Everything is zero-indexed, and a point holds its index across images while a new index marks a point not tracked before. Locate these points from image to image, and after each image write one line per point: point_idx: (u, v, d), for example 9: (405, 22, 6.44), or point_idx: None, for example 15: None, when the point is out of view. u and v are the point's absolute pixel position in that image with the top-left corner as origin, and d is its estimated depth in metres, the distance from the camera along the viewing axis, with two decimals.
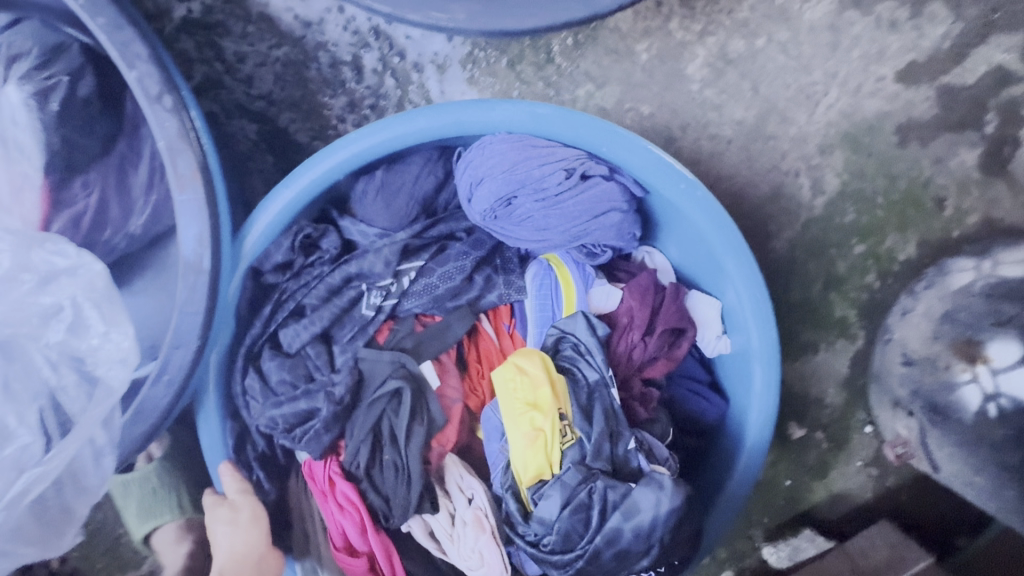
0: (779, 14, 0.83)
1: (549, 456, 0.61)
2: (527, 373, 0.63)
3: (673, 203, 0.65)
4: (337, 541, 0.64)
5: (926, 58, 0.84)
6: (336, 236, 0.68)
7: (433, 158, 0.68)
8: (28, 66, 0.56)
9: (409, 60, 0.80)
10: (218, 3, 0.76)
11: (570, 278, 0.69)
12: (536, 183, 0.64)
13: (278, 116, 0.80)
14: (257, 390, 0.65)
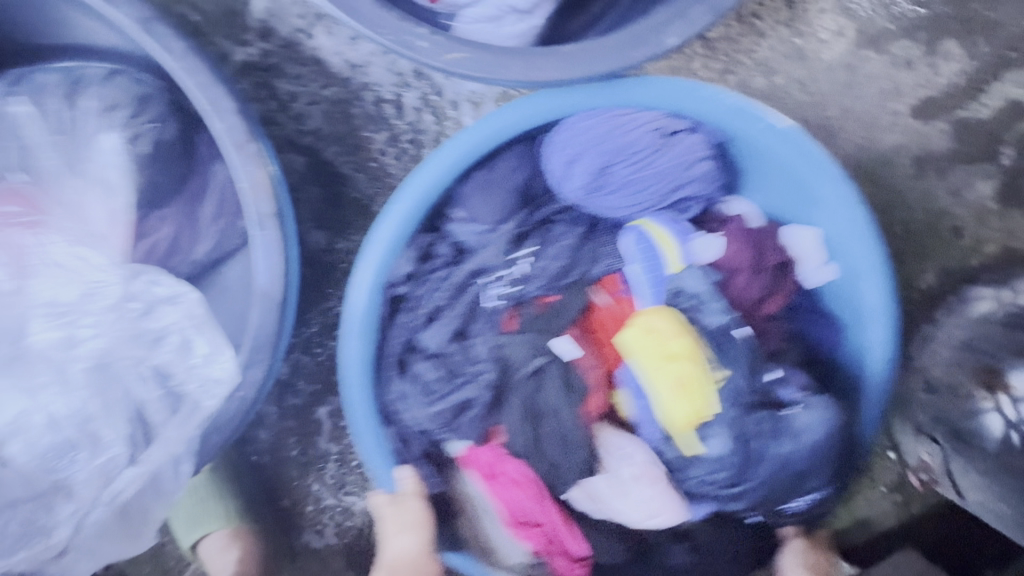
0: (797, 55, 0.87)
1: (703, 399, 0.60)
2: (655, 331, 0.61)
3: (759, 142, 0.62)
4: (507, 520, 0.62)
5: (942, 94, 0.87)
6: (446, 241, 0.65)
7: (522, 155, 0.64)
8: (125, 109, 0.62)
9: (447, 99, 0.85)
10: (275, 48, 0.82)
11: (667, 238, 0.64)
12: (627, 151, 0.62)
13: (323, 150, 0.85)
14: (414, 391, 0.63)
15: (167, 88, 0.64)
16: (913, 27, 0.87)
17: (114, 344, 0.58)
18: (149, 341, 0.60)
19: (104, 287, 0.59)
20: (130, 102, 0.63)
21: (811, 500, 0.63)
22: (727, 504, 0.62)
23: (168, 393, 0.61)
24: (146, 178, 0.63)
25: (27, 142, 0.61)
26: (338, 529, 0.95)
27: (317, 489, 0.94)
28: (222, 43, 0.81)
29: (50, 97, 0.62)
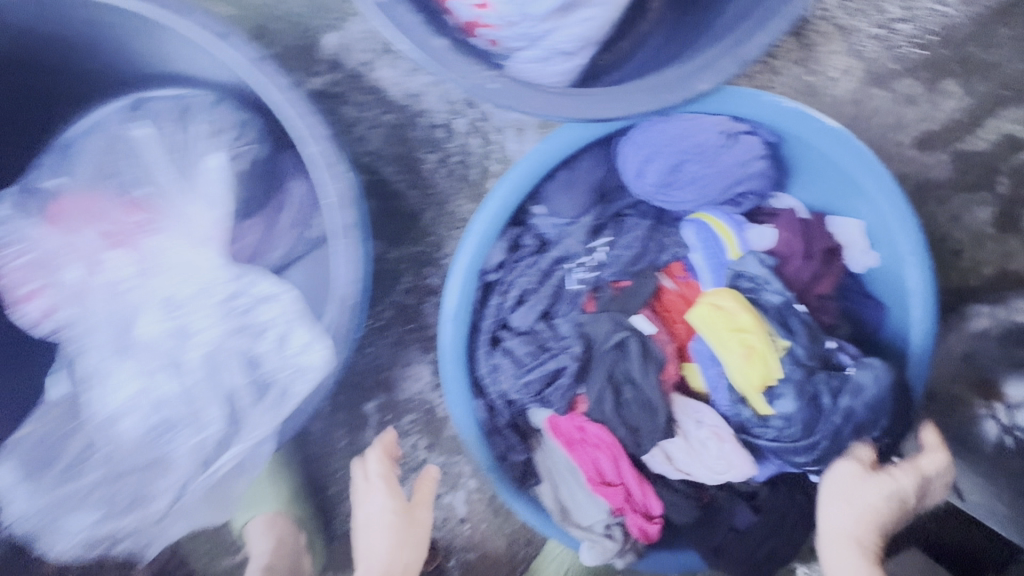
0: (809, 92, 0.97)
1: (768, 364, 0.65)
2: (722, 309, 0.69)
3: (811, 145, 0.73)
4: (593, 479, 0.71)
5: (942, 128, 0.96)
6: (531, 233, 0.75)
7: (599, 156, 0.75)
8: (227, 133, 0.72)
9: (494, 126, 0.95)
10: (341, 79, 0.92)
11: (725, 228, 0.77)
12: (696, 151, 0.71)
13: (381, 170, 0.95)
14: (506, 365, 0.73)
15: (258, 116, 0.73)
16: (915, 68, 0.96)
17: (223, 334, 0.67)
18: (252, 333, 0.68)
19: (222, 287, 0.69)
20: (231, 127, 0.72)
21: (874, 454, 0.67)
22: (795, 459, 0.67)
23: (254, 381, 0.68)
24: (242, 195, 0.73)
25: (151, 166, 0.72)
26: None
27: None
28: (296, 75, 0.92)
29: (171, 130, 0.73)
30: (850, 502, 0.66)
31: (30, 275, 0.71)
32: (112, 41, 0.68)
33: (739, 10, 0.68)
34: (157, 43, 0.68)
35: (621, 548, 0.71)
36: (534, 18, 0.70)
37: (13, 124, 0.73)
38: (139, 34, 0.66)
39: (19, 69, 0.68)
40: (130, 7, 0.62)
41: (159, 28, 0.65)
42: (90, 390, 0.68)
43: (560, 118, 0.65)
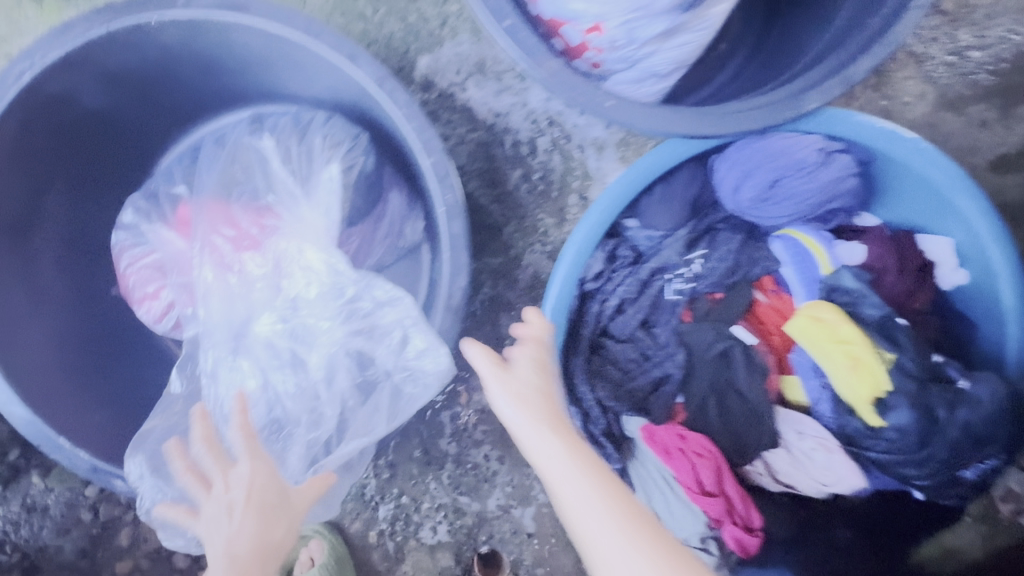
0: (883, 115, 0.99)
1: (876, 376, 0.67)
2: (823, 321, 0.70)
3: (903, 166, 0.75)
4: (692, 489, 0.71)
5: (1014, 151, 0.98)
6: (626, 245, 0.77)
7: (692, 172, 0.77)
8: (345, 145, 0.76)
9: (576, 144, 0.99)
10: (433, 99, 0.97)
11: (815, 244, 0.79)
12: (794, 167, 0.73)
13: (466, 184, 0.99)
14: (608, 373, 0.74)
15: (367, 131, 0.76)
16: (990, 93, 0.98)
17: (341, 337, 0.70)
18: (369, 334, 0.70)
19: (332, 289, 0.70)
20: (348, 139, 0.76)
21: (987, 466, 0.68)
22: (905, 470, 0.67)
23: (360, 380, 0.70)
24: (354, 204, 0.78)
25: (273, 178, 0.75)
26: (451, 526, 1.04)
27: (434, 488, 1.03)
28: None
29: (290, 142, 0.76)
30: (513, 398, 0.60)
31: (154, 276, 0.75)
32: (241, 61, 0.72)
33: (835, 40, 0.73)
34: (283, 64, 0.71)
35: (716, 561, 0.71)
36: (639, 43, 0.72)
37: (140, 135, 0.80)
38: (264, 55, 0.70)
39: (152, 87, 0.74)
40: (266, 30, 0.65)
41: (292, 51, 0.67)
42: (213, 387, 0.71)
43: (676, 133, 0.69)
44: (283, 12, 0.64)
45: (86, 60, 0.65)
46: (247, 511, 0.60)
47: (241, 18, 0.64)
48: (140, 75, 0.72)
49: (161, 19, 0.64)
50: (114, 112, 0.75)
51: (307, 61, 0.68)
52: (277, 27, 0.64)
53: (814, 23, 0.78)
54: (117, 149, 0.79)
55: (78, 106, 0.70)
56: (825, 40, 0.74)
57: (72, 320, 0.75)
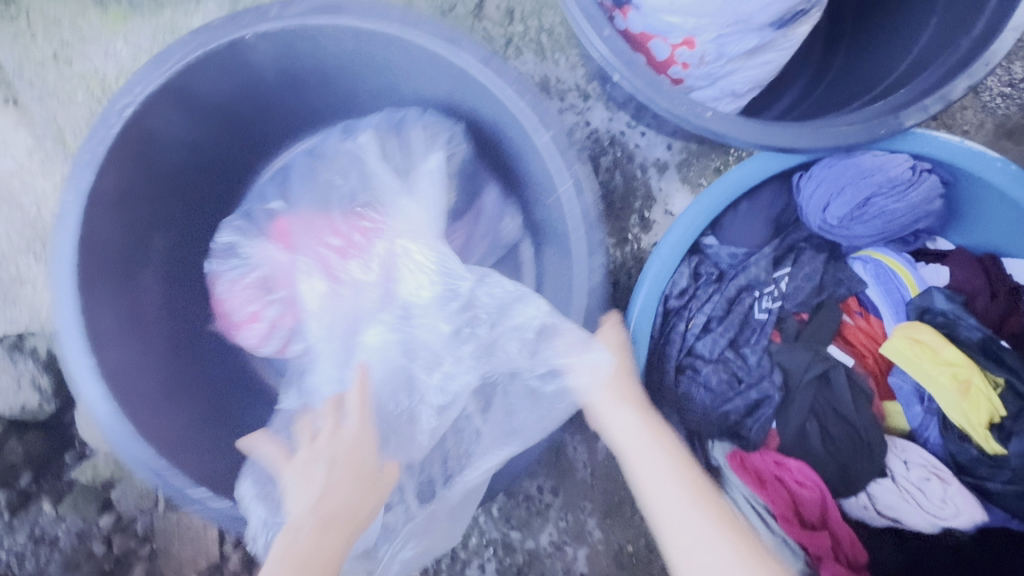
0: None
1: (991, 401, 0.64)
2: (924, 344, 0.67)
3: (987, 188, 0.73)
4: (793, 522, 0.65)
5: None
6: (709, 263, 0.75)
7: (776, 191, 0.76)
8: (444, 142, 0.72)
9: (638, 164, 0.98)
10: None
11: (900, 265, 0.77)
12: (885, 185, 0.71)
13: None
14: (697, 395, 0.70)
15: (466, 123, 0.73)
16: None
17: (445, 351, 0.66)
18: (480, 340, 0.66)
19: (446, 285, 0.66)
20: (446, 139, 0.72)
21: None
22: None
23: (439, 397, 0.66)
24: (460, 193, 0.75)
25: (376, 177, 0.73)
26: (500, 565, 0.96)
27: (483, 522, 0.96)
28: None
29: (389, 138, 0.74)
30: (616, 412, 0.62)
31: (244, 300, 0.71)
32: (327, 69, 0.69)
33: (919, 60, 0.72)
34: (376, 66, 0.68)
35: None
36: (726, 59, 0.71)
37: (228, 161, 0.77)
38: (355, 61, 0.67)
39: (243, 108, 0.71)
40: (362, 29, 0.60)
41: (382, 45, 0.63)
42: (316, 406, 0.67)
43: (770, 146, 0.66)
44: (379, 7, 0.60)
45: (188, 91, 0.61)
46: (343, 472, 0.60)
47: (336, 19, 0.60)
48: (230, 97, 0.67)
49: (257, 34, 0.60)
50: (207, 140, 0.71)
51: (398, 56, 0.64)
52: (373, 24, 0.60)
53: (893, 43, 0.78)
54: (210, 186, 0.77)
55: (179, 134, 0.66)
56: (907, 59, 0.74)
57: (180, 356, 0.71)
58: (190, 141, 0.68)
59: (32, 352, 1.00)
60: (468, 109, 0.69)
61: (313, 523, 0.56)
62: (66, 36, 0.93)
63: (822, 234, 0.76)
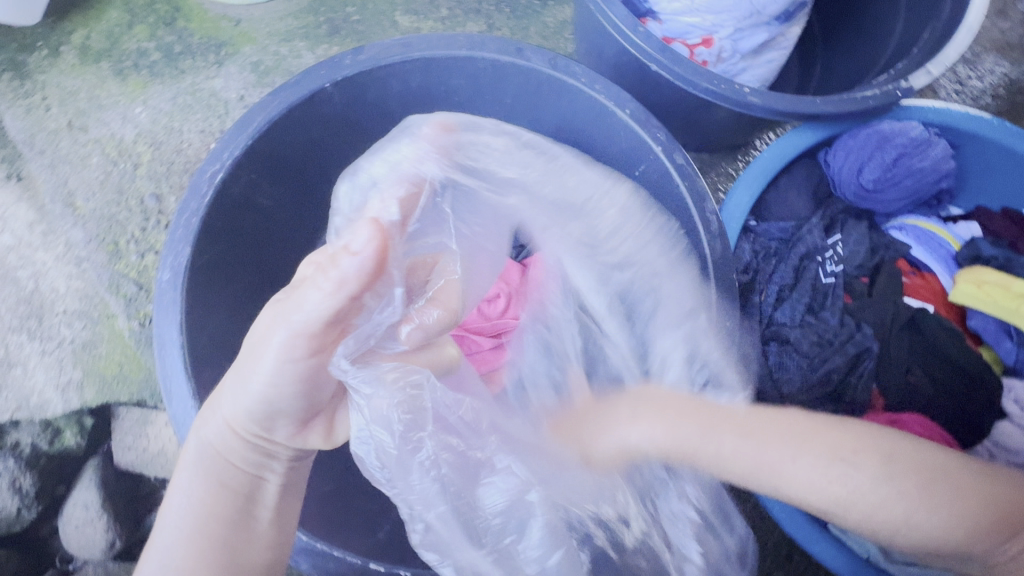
0: None
1: None
2: (994, 283, 0.70)
3: (987, 147, 0.80)
4: None
5: None
6: (759, 239, 0.76)
7: (807, 167, 0.80)
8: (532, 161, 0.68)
9: None
10: None
11: (932, 225, 0.81)
12: (907, 147, 0.76)
13: None
14: (791, 358, 0.70)
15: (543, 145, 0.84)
16: (1013, 106, 1.03)
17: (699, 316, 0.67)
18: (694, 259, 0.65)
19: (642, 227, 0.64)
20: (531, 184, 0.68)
21: None
22: None
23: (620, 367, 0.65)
24: None
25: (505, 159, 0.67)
26: None
27: None
28: None
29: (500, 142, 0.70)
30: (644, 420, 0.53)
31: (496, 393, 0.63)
32: (392, 115, 0.79)
33: (901, 43, 0.81)
34: (437, 101, 0.79)
35: None
36: (740, 55, 0.78)
37: (296, 224, 0.82)
38: (415, 98, 0.77)
39: (311, 164, 0.78)
40: (427, 58, 0.71)
41: (442, 71, 0.74)
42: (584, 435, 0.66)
43: (806, 113, 0.72)
44: (445, 36, 0.71)
45: (257, 157, 0.68)
46: (228, 389, 0.50)
47: (408, 53, 0.70)
48: (301, 156, 0.75)
49: (333, 78, 0.69)
50: (275, 212, 0.77)
51: (461, 79, 0.75)
52: (442, 51, 0.71)
53: (869, 39, 0.88)
54: (283, 257, 0.81)
55: (253, 210, 0.72)
56: (888, 47, 0.83)
57: None
58: (252, 216, 0.73)
59: (13, 447, 0.82)
60: (534, 117, 0.80)
61: (203, 471, 0.50)
62: (83, 105, 0.93)
63: (858, 202, 0.80)
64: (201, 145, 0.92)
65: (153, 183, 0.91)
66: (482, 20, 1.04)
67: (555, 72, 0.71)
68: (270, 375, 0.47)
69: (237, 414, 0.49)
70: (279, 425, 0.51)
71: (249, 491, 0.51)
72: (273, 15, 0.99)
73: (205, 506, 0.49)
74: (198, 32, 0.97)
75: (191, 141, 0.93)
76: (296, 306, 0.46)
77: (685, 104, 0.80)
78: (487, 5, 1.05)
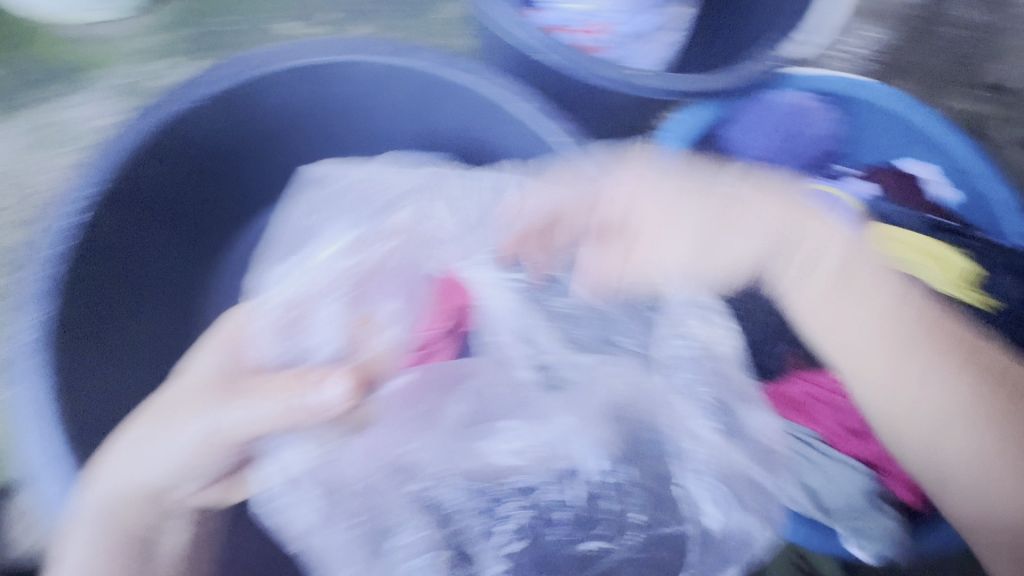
0: None
1: (956, 265, 0.72)
2: (887, 235, 0.75)
3: (866, 109, 0.85)
4: (838, 434, 0.69)
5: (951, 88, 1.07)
6: None
7: (708, 142, 0.83)
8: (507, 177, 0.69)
9: None
10: None
11: (828, 187, 0.84)
12: (789, 117, 0.83)
13: None
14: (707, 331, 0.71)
15: (447, 149, 0.80)
16: None
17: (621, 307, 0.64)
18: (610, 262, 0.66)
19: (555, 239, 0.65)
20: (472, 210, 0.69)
21: None
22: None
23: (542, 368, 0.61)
24: None
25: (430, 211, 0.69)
26: None
27: None
28: None
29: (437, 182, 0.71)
30: (670, 235, 0.62)
31: (411, 427, 0.56)
32: (284, 127, 0.76)
33: (780, 13, 0.83)
34: (326, 109, 0.75)
35: (897, 521, 0.66)
36: (629, 38, 0.80)
37: (183, 254, 0.76)
38: (306, 108, 0.74)
39: (190, 187, 0.72)
40: (308, 66, 0.68)
41: (326, 79, 0.70)
42: (518, 447, 0.57)
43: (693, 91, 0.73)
44: (325, 41, 0.68)
45: (126, 192, 0.63)
46: (160, 432, 0.49)
47: (283, 61, 0.67)
48: (178, 182, 0.70)
49: (203, 94, 0.64)
50: (159, 245, 0.71)
51: (348, 86, 0.72)
52: (320, 56, 0.67)
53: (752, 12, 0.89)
54: (176, 295, 0.75)
55: (132, 248, 0.66)
56: (769, 18, 0.84)
57: None
58: (132, 258, 0.67)
59: None
60: (431, 120, 0.77)
61: (101, 511, 0.47)
62: None
63: None
64: (62, 181, 0.82)
65: (14, 229, 0.80)
66: (366, 23, 0.99)
67: (444, 71, 0.69)
68: (180, 459, 0.48)
69: (151, 474, 0.48)
70: (188, 481, 0.50)
71: (142, 548, 0.48)
72: (137, 32, 0.91)
73: (89, 559, 0.47)
74: (52, 57, 0.88)
75: (52, 178, 0.83)
76: (231, 408, 0.49)
77: (582, 92, 0.79)
78: (371, 6, 0.99)
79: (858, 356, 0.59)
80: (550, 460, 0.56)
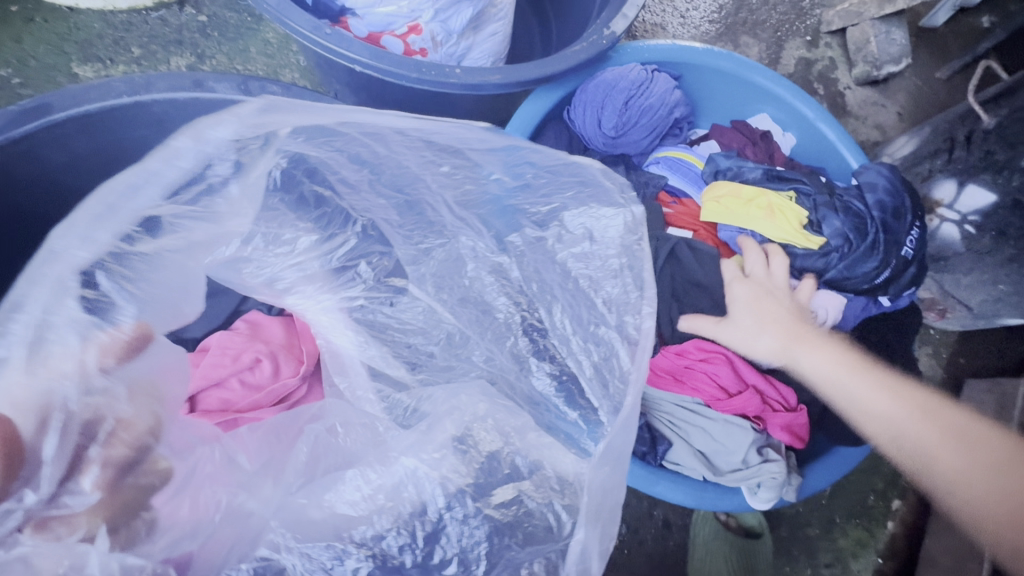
0: None
1: (795, 212, 0.76)
2: (726, 197, 0.77)
3: (703, 70, 0.87)
4: (718, 396, 0.69)
5: (780, 44, 1.15)
6: None
7: (559, 126, 0.83)
8: (351, 141, 0.52)
9: None
10: None
11: (682, 152, 0.87)
12: (633, 86, 0.80)
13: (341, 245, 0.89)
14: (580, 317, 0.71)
15: None
16: (727, 27, 1.14)
17: (469, 328, 0.57)
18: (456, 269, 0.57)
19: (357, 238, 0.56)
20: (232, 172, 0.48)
21: (916, 239, 0.75)
22: (868, 263, 0.74)
23: (389, 405, 0.54)
24: None
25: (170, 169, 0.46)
26: None
27: None
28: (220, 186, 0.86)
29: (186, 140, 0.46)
30: (750, 329, 0.67)
31: (240, 479, 0.46)
32: (77, 190, 0.66)
33: None
34: (130, 160, 0.66)
35: (786, 466, 0.67)
36: (456, 34, 0.76)
37: None
38: (100, 163, 0.65)
39: None
40: (82, 116, 0.59)
41: (114, 129, 0.62)
42: (365, 490, 0.47)
43: (526, 80, 0.72)
44: (95, 85, 0.59)
45: None
46: None
47: (52, 117, 0.57)
48: None
49: None
50: None
51: (147, 131, 0.64)
52: (95, 103, 0.59)
53: None
54: None
55: None
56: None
57: None
58: None
59: None
60: None
61: None
62: None
63: (611, 150, 0.84)
64: None
65: None
66: (188, 51, 0.91)
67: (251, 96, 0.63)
68: None
69: None
70: None
71: None
72: None
73: None
74: None
75: None
76: None
77: (418, 97, 0.76)
78: (188, 32, 0.91)
79: (902, 442, 0.59)
80: (407, 495, 0.48)
